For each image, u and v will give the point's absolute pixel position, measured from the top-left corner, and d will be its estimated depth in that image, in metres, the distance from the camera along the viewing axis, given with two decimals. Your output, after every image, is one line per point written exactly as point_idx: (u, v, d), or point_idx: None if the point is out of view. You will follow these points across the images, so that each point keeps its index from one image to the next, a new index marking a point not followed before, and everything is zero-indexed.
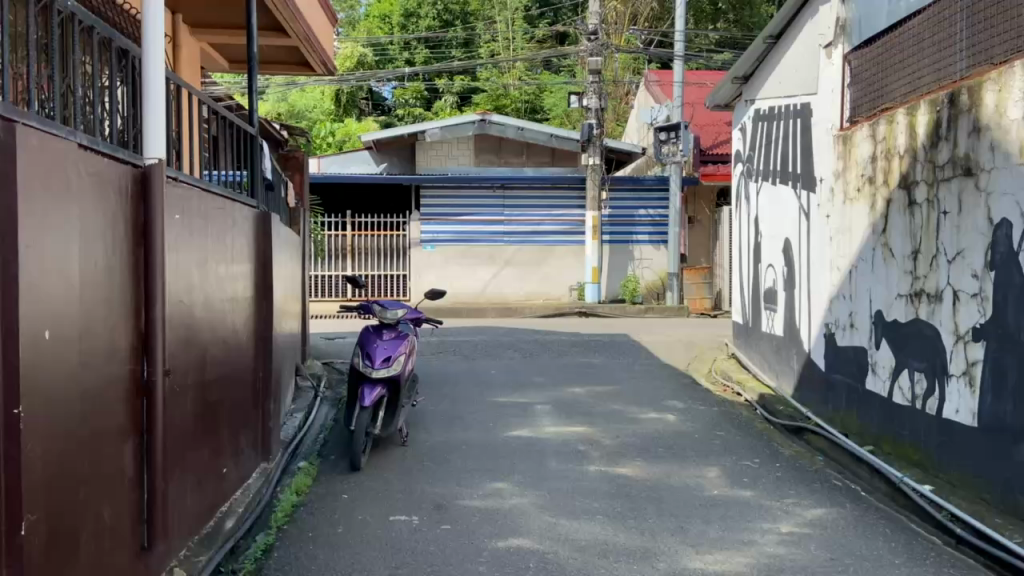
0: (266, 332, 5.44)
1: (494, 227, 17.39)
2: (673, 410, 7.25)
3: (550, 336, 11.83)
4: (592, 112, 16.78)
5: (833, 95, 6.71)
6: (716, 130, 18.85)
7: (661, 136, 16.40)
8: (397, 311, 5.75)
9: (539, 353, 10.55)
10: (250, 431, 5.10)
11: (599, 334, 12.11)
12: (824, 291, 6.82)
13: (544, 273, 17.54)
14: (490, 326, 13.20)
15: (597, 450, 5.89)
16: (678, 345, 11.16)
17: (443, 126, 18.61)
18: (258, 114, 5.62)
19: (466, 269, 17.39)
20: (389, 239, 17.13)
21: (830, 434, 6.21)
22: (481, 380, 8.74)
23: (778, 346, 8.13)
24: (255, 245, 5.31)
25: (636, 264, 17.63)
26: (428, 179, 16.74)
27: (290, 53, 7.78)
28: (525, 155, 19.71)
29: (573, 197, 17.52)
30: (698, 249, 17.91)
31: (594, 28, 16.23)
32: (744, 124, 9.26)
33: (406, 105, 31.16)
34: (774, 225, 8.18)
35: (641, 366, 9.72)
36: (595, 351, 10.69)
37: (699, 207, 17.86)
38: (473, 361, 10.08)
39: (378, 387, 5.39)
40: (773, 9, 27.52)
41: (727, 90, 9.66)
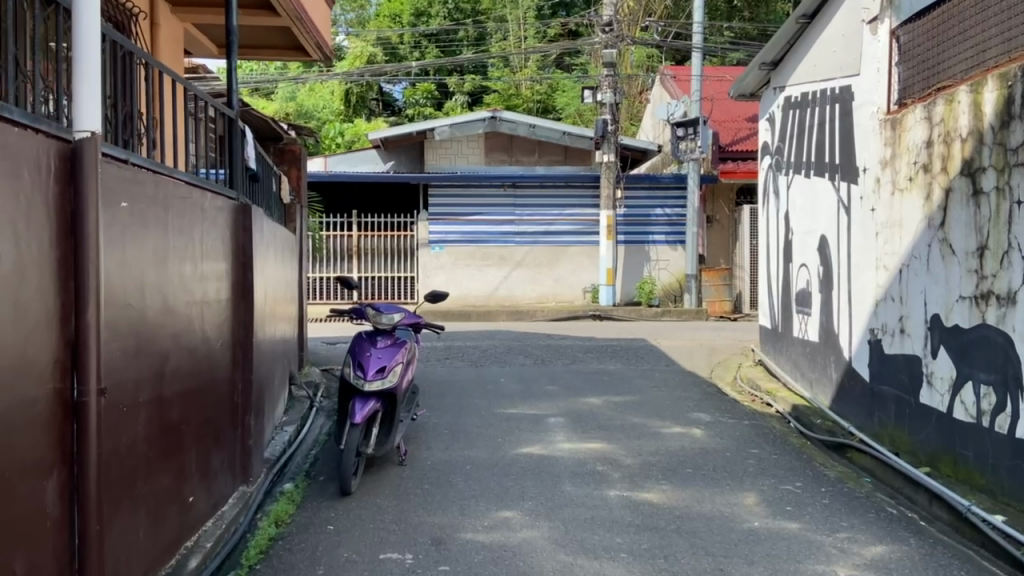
0: (246, 338, 4.86)
1: (505, 227, 16.77)
2: (699, 423, 6.59)
3: (563, 340, 11.21)
4: (607, 107, 16.13)
5: (879, 75, 6.04)
6: (736, 127, 18.06)
7: (679, 132, 15.80)
8: (394, 315, 5.09)
9: (552, 359, 9.92)
10: (226, 451, 4.51)
11: (615, 338, 11.48)
12: (868, 293, 6.16)
13: (557, 275, 16.90)
14: (500, 330, 12.61)
15: (617, 470, 5.25)
16: (700, 351, 10.49)
17: (452, 124, 18.05)
18: (238, 95, 5.00)
19: (475, 271, 16.79)
20: (396, 240, 16.53)
21: (878, 452, 5.55)
22: (489, 390, 8.13)
23: (812, 354, 7.47)
24: (232, 242, 4.72)
25: (653, 265, 16.96)
26: (436, 178, 16.13)
27: (282, 34, 7.21)
28: (537, 153, 19.11)
29: (586, 196, 16.88)
30: (716, 250, 17.19)
31: (609, 19, 15.60)
32: (773, 114, 8.60)
33: (416, 105, 30.65)
34: (808, 221, 7.52)
35: (661, 374, 9.06)
36: (611, 358, 10.04)
37: (718, 206, 17.15)
38: (482, 368, 9.48)
39: (371, 402, 4.77)
40: (789, 7, 26.88)
41: (753, 79, 9.01)
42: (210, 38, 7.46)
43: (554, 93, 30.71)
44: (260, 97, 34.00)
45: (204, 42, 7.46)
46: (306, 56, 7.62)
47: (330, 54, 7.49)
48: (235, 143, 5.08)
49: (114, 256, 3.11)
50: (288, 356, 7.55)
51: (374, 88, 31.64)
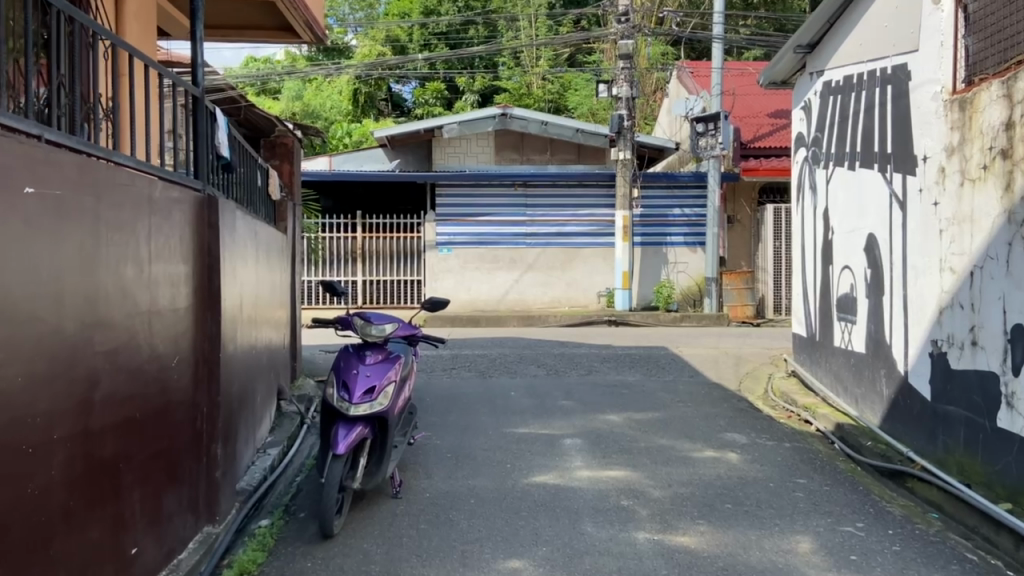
0: (213, 353, 4.17)
1: (516, 228, 16.06)
2: (735, 446, 5.84)
3: (578, 348, 10.48)
4: (623, 101, 15.40)
5: (942, 49, 5.24)
6: (757, 123, 17.22)
7: (698, 128, 14.99)
8: (388, 326, 4.35)
9: (566, 369, 9.19)
10: (184, 487, 3.82)
11: (634, 346, 10.74)
12: (930, 299, 5.39)
13: (571, 278, 16.15)
14: (511, 336, 11.91)
15: (645, 506, 4.51)
16: (726, 360, 9.75)
17: (460, 121, 17.37)
18: (205, 71, 4.30)
19: (485, 273, 16.09)
20: (402, 242, 15.97)
21: (945, 482, 4.79)
22: (499, 404, 7.42)
23: (857, 368, 6.71)
24: (194, 240, 4.03)
25: (670, 268, 16.19)
26: (444, 176, 15.46)
27: (269, 12, 6.57)
28: (549, 152, 18.40)
29: (601, 196, 16.14)
30: (737, 251, 16.41)
31: (624, 9, 14.84)
32: (809, 101, 7.86)
33: (425, 105, 30.00)
34: (852, 217, 6.75)
35: (685, 386, 8.33)
36: (630, 367, 9.31)
37: (739, 206, 16.36)
38: (491, 378, 8.77)
39: (358, 427, 4.06)
40: (807, 4, 26.18)
41: (786, 63, 8.24)
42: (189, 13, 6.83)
43: (566, 93, 30.02)
44: (268, 98, 33.50)
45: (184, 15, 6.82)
46: (297, 36, 6.95)
47: (322, 36, 6.80)
48: (202, 126, 4.37)
49: (9, 256, 2.42)
50: (279, 364, 6.90)
51: (383, 88, 31.04)
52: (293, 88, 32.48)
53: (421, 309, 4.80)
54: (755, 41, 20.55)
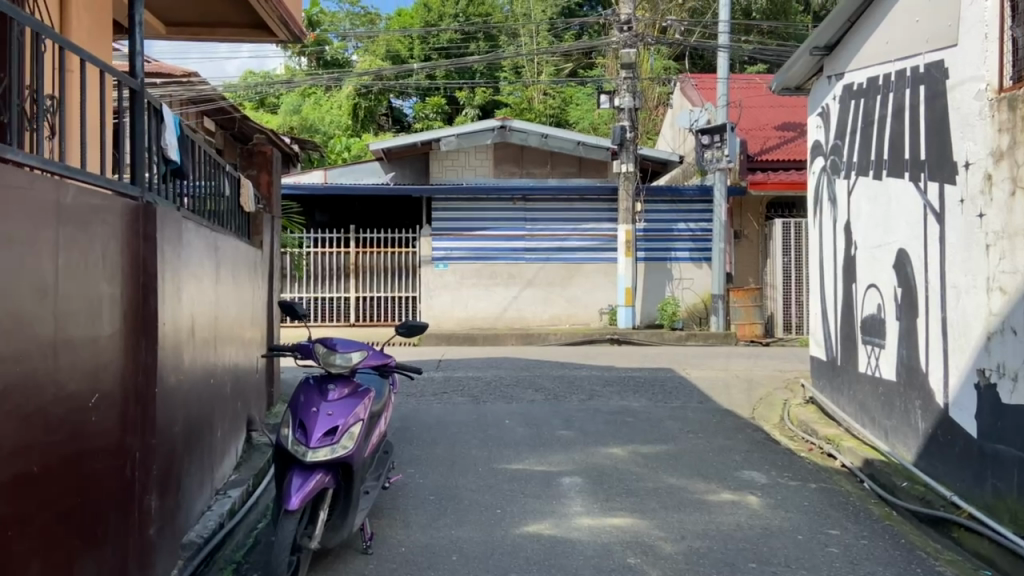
0: (148, 389, 3.58)
1: (515, 243, 15.47)
2: (754, 488, 5.21)
3: (578, 371, 9.85)
4: (625, 113, 14.82)
5: (987, 43, 4.61)
6: (765, 135, 16.64)
7: (704, 140, 14.52)
8: (356, 355, 3.74)
9: (566, 394, 8.55)
10: (107, 550, 3.22)
11: (638, 368, 10.10)
12: (975, 323, 4.78)
13: (572, 295, 15.54)
14: (508, 357, 11.31)
15: (654, 565, 3.88)
16: (737, 384, 9.12)
17: (458, 134, 16.86)
18: (141, 62, 3.71)
19: (483, 290, 15.49)
20: (395, 257, 15.37)
21: (998, 535, 4.16)
22: (491, 434, 6.80)
23: (885, 398, 6.10)
24: (125, 256, 3.44)
25: (675, 285, 15.58)
26: (440, 190, 14.89)
27: (240, 6, 5.89)
28: (549, 165, 17.87)
29: (603, 211, 15.54)
30: (744, 268, 15.80)
31: (627, 17, 14.34)
32: (827, 107, 7.28)
33: (425, 120, 29.58)
34: (879, 231, 6.15)
35: (695, 414, 7.70)
36: (634, 392, 8.68)
37: (746, 220, 15.76)
38: (485, 404, 8.14)
39: (316, 475, 3.45)
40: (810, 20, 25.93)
41: (802, 67, 7.64)
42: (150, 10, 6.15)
43: (568, 107, 29.70)
44: (266, 112, 32.96)
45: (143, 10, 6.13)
46: (271, 35, 6.29)
47: (299, 34, 6.18)
48: (140, 123, 3.76)
49: None
50: (252, 389, 6.31)
51: (383, 102, 30.69)
52: (291, 102, 31.98)
53: (395, 334, 4.18)
54: (761, 54, 20.08)
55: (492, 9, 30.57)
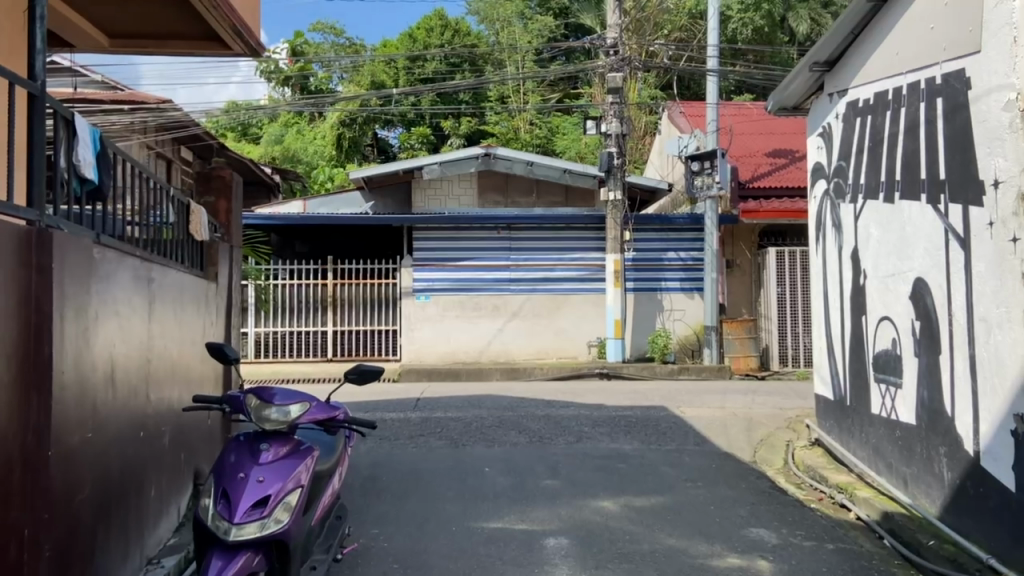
0: (39, 453, 2.93)
1: (499, 274, 14.90)
2: (764, 550, 4.58)
3: (565, 409, 9.21)
4: (613, 138, 14.36)
5: (1015, 48, 4.13)
6: (755, 162, 16.25)
7: (693, 166, 14.14)
8: (297, 408, 3.11)
9: (551, 436, 7.91)
10: None
11: (629, 406, 9.48)
12: (1010, 362, 4.22)
13: (559, 327, 14.95)
14: (491, 394, 10.67)
15: None
16: (735, 423, 8.51)
17: (441, 162, 16.40)
18: (39, 60, 3.17)
19: (466, 323, 14.86)
20: (375, 288, 14.77)
21: None
22: (469, 485, 6.14)
23: (904, 444, 5.52)
24: (11, 288, 2.81)
25: (666, 316, 15.03)
26: (422, 219, 14.36)
27: (189, 16, 5.36)
28: (535, 194, 17.42)
29: (590, 239, 15.03)
30: (737, 298, 15.29)
31: (613, 41, 13.97)
32: (829, 126, 6.81)
33: (411, 149, 29.19)
34: (893, 258, 5.63)
35: (691, 458, 7.10)
36: (626, 433, 8.07)
37: (737, 249, 15.28)
38: (464, 449, 7.49)
39: (241, 556, 2.83)
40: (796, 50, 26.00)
41: (800, 85, 7.20)
42: (90, 19, 5.58)
43: (554, 137, 29.55)
44: (247, 142, 32.44)
45: (82, 19, 5.56)
46: (225, 47, 5.75)
47: (257, 47, 5.67)
48: (39, 135, 3.17)
49: None
50: (205, 435, 5.68)
51: (368, 132, 29.53)
52: (273, 132, 31.51)
53: (345, 380, 3.55)
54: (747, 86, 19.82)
55: (477, 39, 30.42)
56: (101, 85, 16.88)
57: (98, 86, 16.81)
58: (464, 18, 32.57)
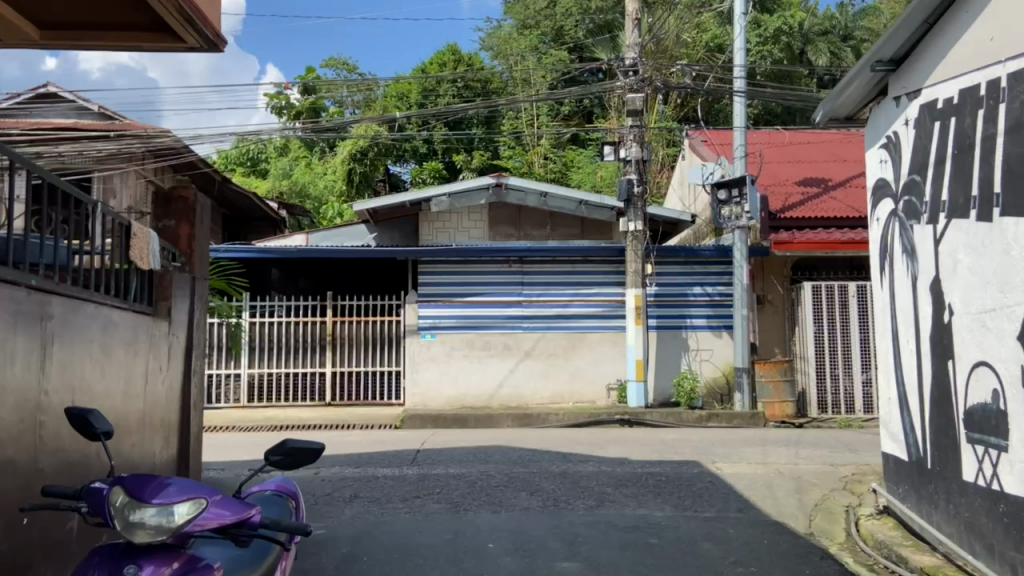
0: None
1: (511, 310, 13.86)
2: None
3: (584, 465, 8.08)
4: (632, 165, 13.40)
5: None
6: (785, 191, 15.20)
7: (720, 195, 13.11)
8: (187, 508, 2.07)
9: (569, 499, 6.76)
10: None
11: (656, 461, 8.33)
12: None
13: (576, 368, 13.82)
14: (500, 446, 9.53)
15: None
16: (782, 483, 7.34)
17: (450, 193, 15.53)
18: None
19: (475, 363, 13.77)
20: (376, 326, 13.81)
21: None
22: (468, 568, 5.00)
23: (1011, 522, 4.36)
24: None
25: (692, 357, 13.87)
26: (428, 252, 13.40)
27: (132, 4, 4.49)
28: (549, 227, 16.48)
29: (609, 273, 13.98)
30: (768, 337, 14.14)
31: (632, 62, 13.12)
32: (899, 135, 5.82)
33: (422, 184, 28.49)
34: (993, 290, 4.54)
35: (736, 530, 5.92)
36: (656, 496, 6.90)
37: (768, 284, 14.17)
38: (466, 514, 6.37)
39: None
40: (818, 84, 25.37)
41: (857, 90, 6.24)
42: (15, 6, 4.68)
43: (568, 171, 28.90)
44: (256, 177, 31.62)
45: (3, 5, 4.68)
46: (179, 41, 4.86)
47: (216, 40, 4.81)
48: None
49: None
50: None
51: (380, 168, 28.86)
52: (281, 167, 30.81)
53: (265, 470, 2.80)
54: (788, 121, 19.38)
55: (490, 74, 30.01)
56: (98, 115, 16.20)
57: (95, 116, 16.12)
58: (477, 54, 32.15)
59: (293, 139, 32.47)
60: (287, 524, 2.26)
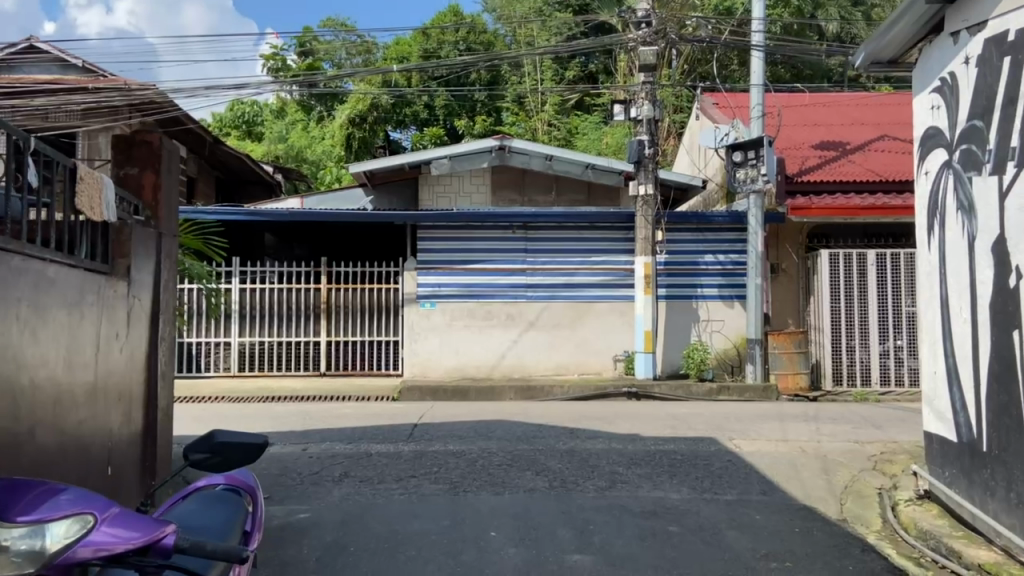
0: None
1: (514, 278, 13.23)
2: None
3: (593, 442, 7.51)
4: (644, 124, 12.67)
5: None
6: (802, 155, 14.45)
7: (735, 157, 12.42)
8: (66, 528, 1.74)
9: (578, 480, 6.20)
10: None
11: (670, 438, 7.75)
12: None
13: (581, 339, 13.24)
14: (503, 420, 8.96)
15: None
16: (807, 463, 6.77)
17: (451, 156, 14.82)
18: None
19: (476, 333, 13.18)
20: (373, 294, 13.23)
21: None
22: (466, 560, 4.44)
23: None
24: None
25: (702, 327, 13.27)
26: (428, 216, 12.74)
27: None
28: (554, 192, 15.78)
29: (617, 240, 13.31)
30: (782, 308, 13.52)
31: (644, 14, 12.35)
32: (956, 76, 5.16)
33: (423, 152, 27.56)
34: None
35: (762, 516, 5.36)
36: (673, 477, 6.33)
37: (783, 252, 13.51)
38: (465, 496, 5.81)
39: None
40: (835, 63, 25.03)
41: (906, 27, 5.57)
42: None
43: (573, 138, 28.03)
44: (252, 141, 30.68)
45: None
46: None
47: None
48: None
49: None
50: (91, 481, 4.11)
51: (380, 134, 27.20)
52: (278, 130, 29.90)
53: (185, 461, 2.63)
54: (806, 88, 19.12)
55: (494, 37, 29.06)
56: (84, 72, 15.42)
57: (81, 72, 15.35)
58: (480, 16, 31.12)
59: (291, 102, 31.50)
60: (209, 548, 1.88)
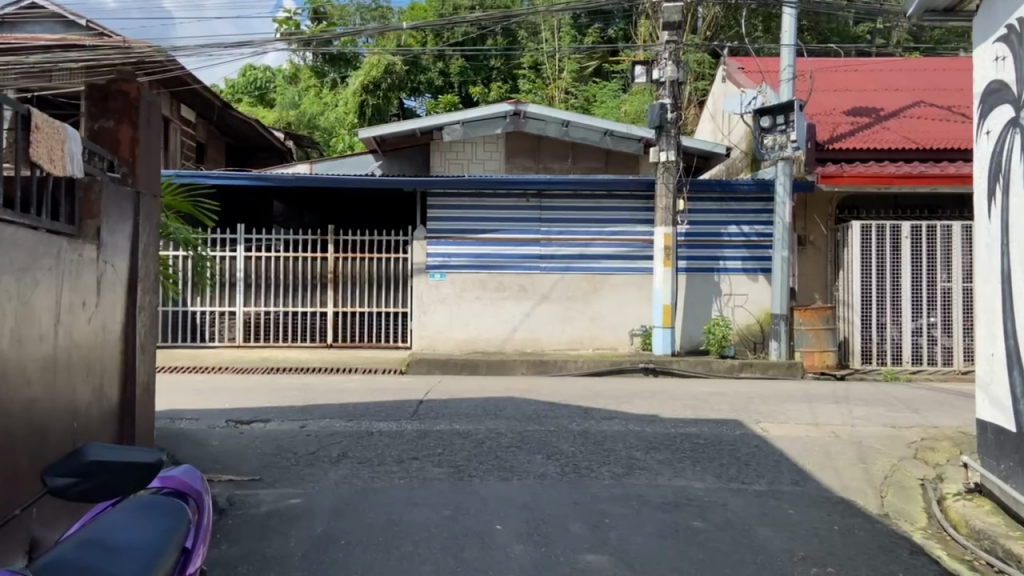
0: None
1: (528, 249, 12.71)
2: None
3: (608, 423, 7.03)
4: (666, 87, 11.99)
5: None
6: (833, 121, 13.70)
7: (762, 122, 11.75)
8: None
9: (592, 465, 5.73)
10: None
11: (691, 420, 7.25)
12: None
13: (597, 312, 12.73)
14: (513, 398, 8.49)
15: None
16: (840, 450, 6.25)
17: (463, 121, 14.23)
18: None
19: (488, 306, 12.71)
20: (381, 263, 12.76)
21: None
22: (466, 558, 4.00)
23: None
24: None
25: (724, 301, 12.72)
26: (438, 183, 12.20)
27: None
28: (571, 159, 15.15)
29: (636, 209, 12.72)
30: (809, 282, 12.92)
31: None
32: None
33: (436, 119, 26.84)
34: None
35: (795, 510, 4.87)
36: (695, 463, 5.84)
37: (811, 223, 12.86)
38: (470, 481, 5.36)
39: None
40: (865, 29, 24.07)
41: None
42: None
43: (590, 105, 27.08)
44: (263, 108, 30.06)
45: None
46: None
47: None
48: None
49: None
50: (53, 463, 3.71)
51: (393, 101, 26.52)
52: (289, 97, 29.24)
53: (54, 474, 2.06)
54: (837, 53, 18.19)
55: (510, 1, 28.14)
56: (86, 31, 14.91)
57: (83, 31, 14.82)
58: None
59: (303, 68, 30.76)
60: None
